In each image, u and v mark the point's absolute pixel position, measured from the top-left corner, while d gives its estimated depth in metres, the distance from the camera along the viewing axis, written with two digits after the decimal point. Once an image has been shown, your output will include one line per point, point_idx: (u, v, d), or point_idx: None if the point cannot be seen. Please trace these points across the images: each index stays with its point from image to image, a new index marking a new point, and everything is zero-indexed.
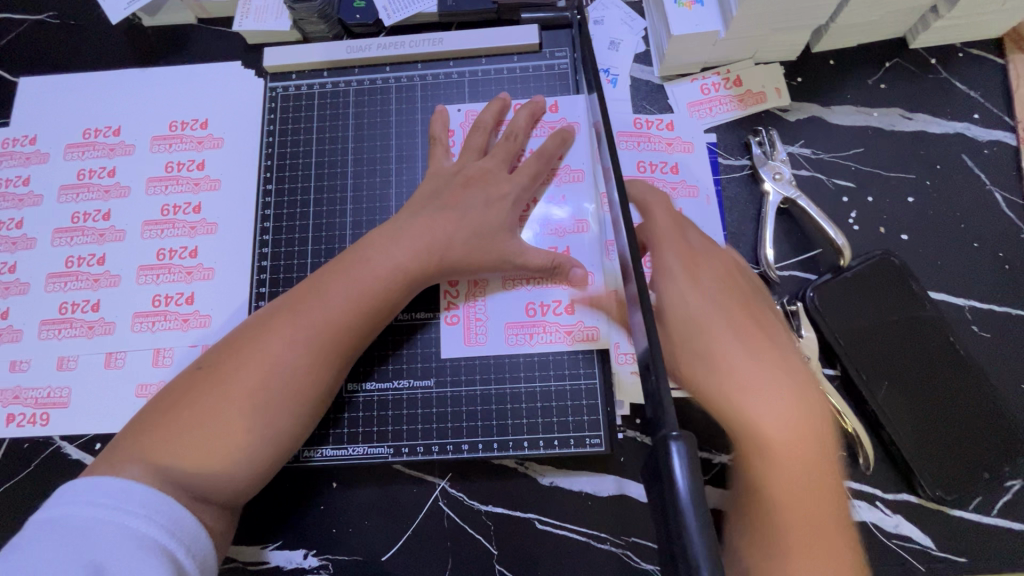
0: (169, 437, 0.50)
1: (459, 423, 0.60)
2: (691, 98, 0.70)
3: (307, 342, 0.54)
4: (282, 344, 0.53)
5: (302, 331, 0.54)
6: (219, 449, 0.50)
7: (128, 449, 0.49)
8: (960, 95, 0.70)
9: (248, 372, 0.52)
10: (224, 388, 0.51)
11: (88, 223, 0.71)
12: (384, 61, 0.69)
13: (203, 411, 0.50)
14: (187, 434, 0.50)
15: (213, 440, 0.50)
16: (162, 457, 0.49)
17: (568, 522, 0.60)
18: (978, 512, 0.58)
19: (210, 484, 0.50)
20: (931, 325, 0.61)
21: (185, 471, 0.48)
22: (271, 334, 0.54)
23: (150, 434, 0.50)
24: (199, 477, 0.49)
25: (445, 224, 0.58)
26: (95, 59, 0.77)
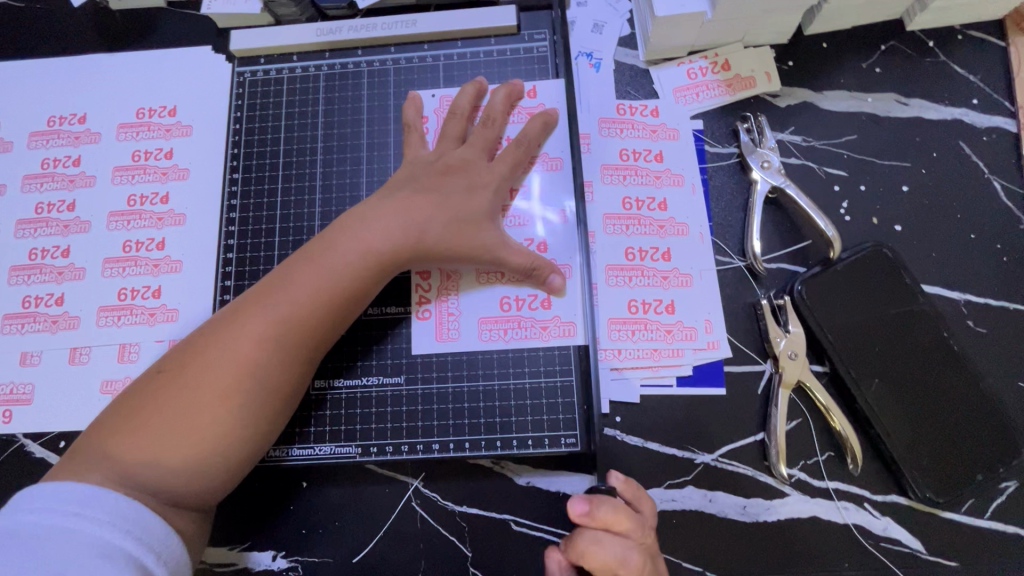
0: (135, 444, 0.47)
1: (431, 421, 0.57)
2: (677, 83, 0.68)
3: (276, 339, 0.51)
4: (251, 344, 0.50)
5: (270, 328, 0.51)
6: (189, 456, 0.48)
7: (94, 457, 0.47)
8: (959, 79, 0.67)
9: (216, 374, 0.49)
10: (192, 391, 0.49)
11: (52, 214, 0.68)
12: (356, 44, 0.66)
13: (171, 416, 0.48)
14: (154, 442, 0.48)
15: (183, 446, 0.48)
16: (131, 466, 0.47)
17: (544, 523, 0.58)
18: (970, 514, 0.56)
19: (183, 489, 0.48)
20: (924, 320, 0.58)
21: (158, 480, 0.47)
22: (236, 331, 0.51)
23: (117, 442, 0.48)
24: (171, 485, 0.48)
25: (425, 204, 0.55)
26: (61, 44, 0.74)
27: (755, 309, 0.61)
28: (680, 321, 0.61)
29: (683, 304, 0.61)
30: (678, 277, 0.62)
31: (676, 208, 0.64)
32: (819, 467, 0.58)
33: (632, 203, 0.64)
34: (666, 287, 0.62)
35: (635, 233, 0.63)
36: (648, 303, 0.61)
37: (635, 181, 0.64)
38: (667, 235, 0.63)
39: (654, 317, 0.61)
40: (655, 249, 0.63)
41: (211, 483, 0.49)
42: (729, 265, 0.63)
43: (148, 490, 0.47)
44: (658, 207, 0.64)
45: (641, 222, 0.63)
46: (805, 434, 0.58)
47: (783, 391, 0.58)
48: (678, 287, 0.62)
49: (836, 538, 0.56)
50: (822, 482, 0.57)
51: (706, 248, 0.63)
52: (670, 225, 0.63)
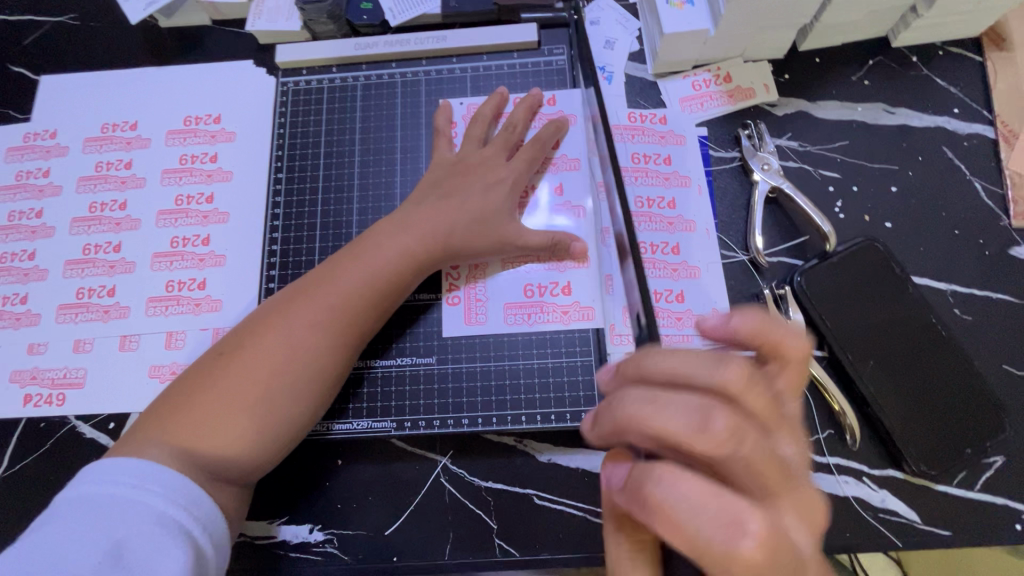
0: (191, 421, 0.51)
1: (460, 398, 0.62)
2: (684, 93, 0.74)
3: (324, 327, 0.56)
4: (300, 328, 0.55)
5: (320, 317, 0.56)
6: (244, 430, 0.52)
7: (151, 433, 0.51)
8: (941, 90, 0.73)
9: (268, 355, 0.54)
10: (246, 372, 0.54)
11: (105, 213, 0.74)
12: (390, 58, 0.72)
13: (225, 395, 0.53)
14: (209, 419, 0.52)
15: (237, 422, 0.52)
16: (187, 441, 0.51)
17: (565, 497, 0.62)
18: (962, 487, 0.60)
19: (234, 462, 0.52)
20: (915, 305, 0.63)
21: (212, 453, 0.51)
22: (288, 320, 0.56)
23: (173, 421, 0.52)
24: (223, 459, 0.51)
25: (447, 214, 0.61)
26: (114, 58, 0.80)
27: (758, 299, 0.66)
28: (689, 309, 0.66)
29: (692, 294, 0.66)
30: (686, 269, 0.67)
31: (683, 206, 0.69)
32: (819, 444, 0.62)
33: (644, 201, 0.69)
34: (676, 278, 0.67)
35: (647, 229, 0.68)
36: (659, 293, 0.66)
37: (645, 182, 0.70)
38: (676, 231, 0.68)
39: (665, 306, 0.66)
40: (666, 243, 0.68)
41: (258, 459, 0.54)
42: (734, 258, 0.68)
43: (202, 463, 0.50)
44: (667, 205, 0.69)
45: (652, 219, 0.69)
46: (806, 414, 0.63)
47: None
48: (686, 279, 0.67)
49: (837, 511, 0.61)
50: (823, 458, 0.62)
51: (711, 243, 0.68)
52: (679, 222, 0.69)
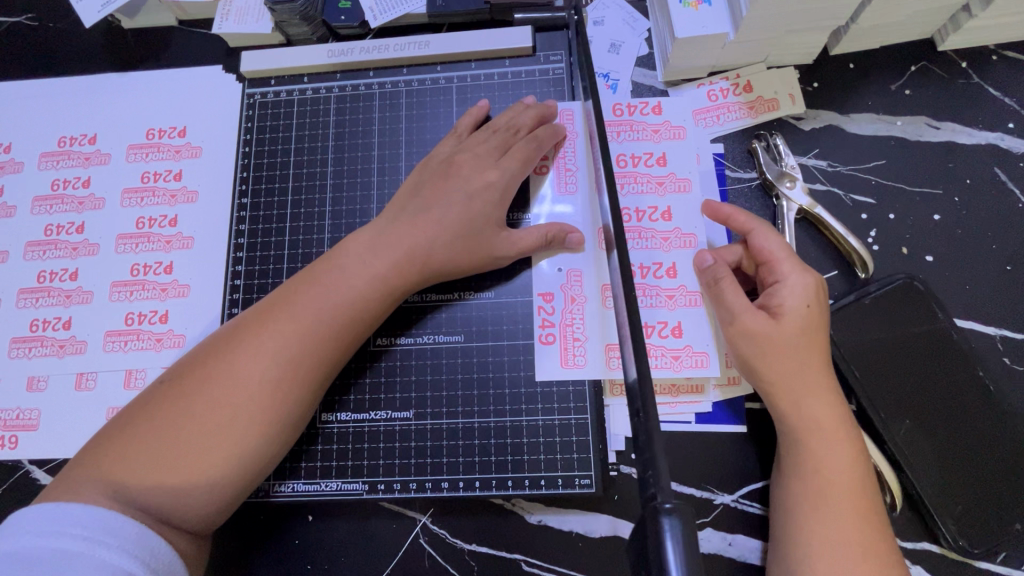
0: (130, 452, 0.46)
1: (440, 459, 0.55)
2: (698, 105, 0.65)
3: (278, 354, 0.49)
4: (272, 344, 0.49)
5: (269, 343, 0.49)
6: (202, 467, 0.46)
7: (87, 468, 0.46)
8: (993, 102, 0.64)
9: (234, 377, 0.48)
10: (206, 397, 0.47)
11: (62, 236, 0.68)
12: (367, 65, 0.65)
13: (181, 425, 0.47)
14: (163, 455, 0.46)
15: (180, 459, 0.46)
16: (124, 476, 0.45)
17: (557, 564, 0.56)
18: (1006, 564, 0.53)
19: (184, 504, 0.46)
20: (959, 357, 0.56)
21: (158, 495, 0.45)
22: (263, 335, 0.50)
23: (119, 454, 0.46)
24: (172, 500, 0.45)
25: (424, 228, 0.54)
26: (72, 64, 0.73)
27: None
28: (688, 346, 0.58)
29: (691, 325, 0.58)
30: (685, 296, 0.59)
31: (680, 216, 0.61)
32: None
33: (632, 214, 0.62)
34: (672, 308, 0.59)
35: (636, 248, 0.61)
36: (652, 325, 0.59)
37: (633, 190, 0.62)
38: (671, 249, 0.61)
39: (658, 341, 0.58)
40: (659, 264, 0.60)
41: (200, 503, 0.47)
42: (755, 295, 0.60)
43: (134, 504, 0.44)
44: (661, 217, 0.61)
45: (643, 235, 0.61)
46: None
47: None
48: (685, 307, 0.59)
49: None
50: None
51: None
52: (674, 236, 0.61)
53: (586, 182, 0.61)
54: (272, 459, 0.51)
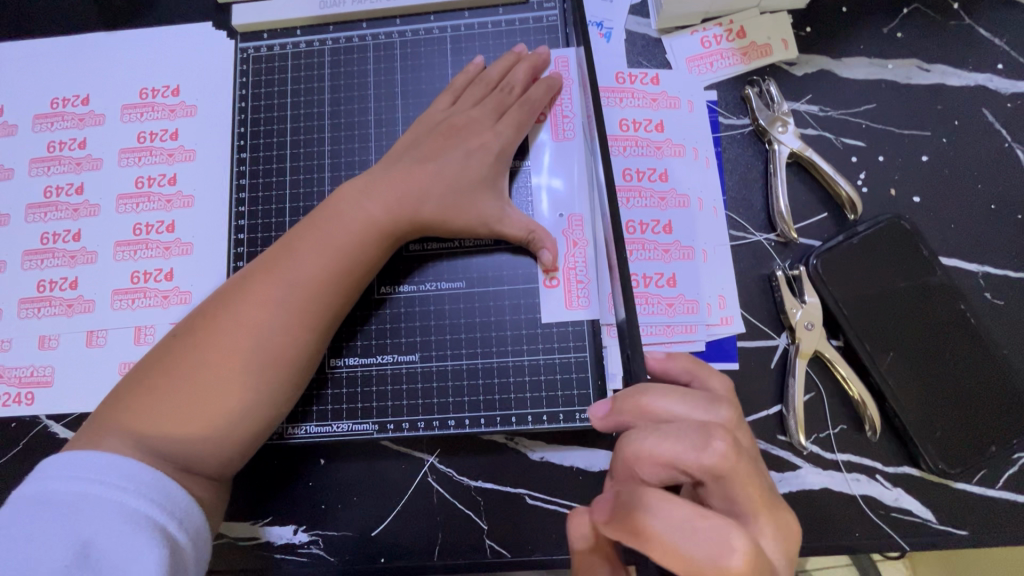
0: (150, 405, 0.48)
1: (445, 399, 0.58)
2: (691, 52, 0.66)
3: (284, 302, 0.51)
4: (278, 292, 0.51)
5: (275, 291, 0.51)
6: (217, 412, 0.48)
7: (109, 422, 0.48)
8: (983, 43, 0.64)
9: (242, 326, 0.50)
10: (217, 345, 0.49)
11: (61, 198, 0.68)
12: (361, 17, 0.65)
13: (193, 373, 0.49)
14: (179, 404, 0.48)
15: (197, 408, 0.48)
16: (146, 429, 0.47)
17: (559, 497, 0.59)
18: (982, 485, 0.56)
19: (203, 449, 0.48)
20: (941, 291, 0.58)
21: (177, 440, 0.47)
22: (268, 284, 0.51)
23: (136, 405, 0.48)
24: (192, 445, 0.48)
25: (421, 177, 0.55)
26: (59, 23, 0.72)
27: (770, 281, 0.61)
28: (681, 294, 0.60)
29: (685, 277, 0.61)
30: (679, 250, 0.61)
31: (677, 178, 0.63)
32: (830, 440, 0.58)
33: (633, 174, 0.63)
34: (667, 261, 0.61)
35: (636, 206, 0.62)
36: (649, 277, 0.61)
37: (634, 152, 0.63)
38: (668, 207, 0.62)
39: (655, 291, 0.61)
40: (656, 221, 0.62)
41: (223, 446, 0.49)
42: (746, 240, 0.62)
43: (156, 452, 0.46)
44: (659, 177, 0.63)
45: (642, 194, 0.62)
46: (818, 407, 0.58)
47: (800, 361, 0.58)
48: (680, 260, 0.61)
49: (845, 510, 0.57)
50: (832, 454, 0.57)
51: (721, 224, 0.62)
52: (671, 197, 0.62)
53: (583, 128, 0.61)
54: (286, 404, 0.53)
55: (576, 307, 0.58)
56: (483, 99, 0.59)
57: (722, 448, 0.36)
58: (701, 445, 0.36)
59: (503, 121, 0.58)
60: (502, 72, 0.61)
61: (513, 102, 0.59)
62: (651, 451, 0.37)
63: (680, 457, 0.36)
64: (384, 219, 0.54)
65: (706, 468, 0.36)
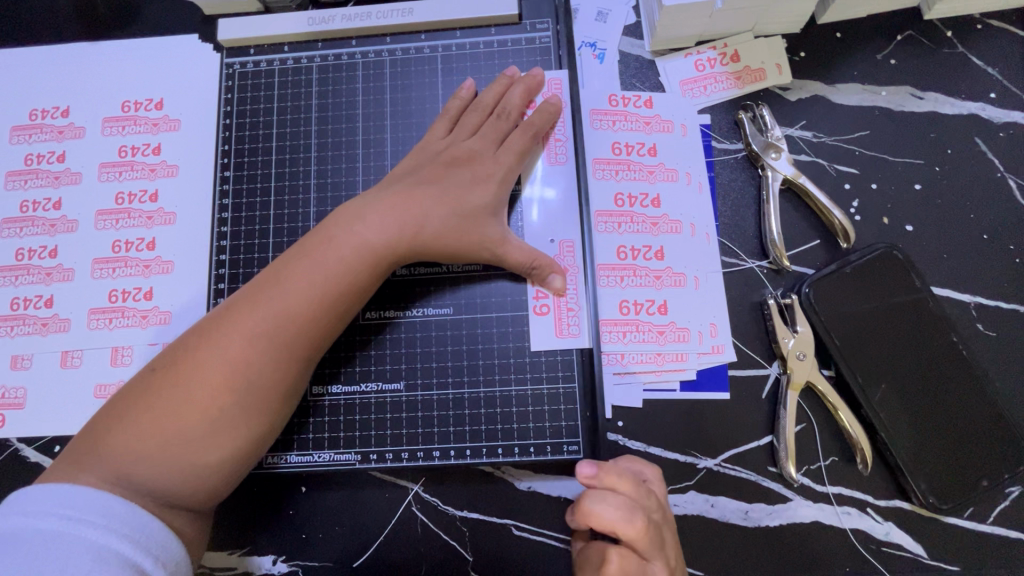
0: (131, 440, 0.46)
1: (431, 429, 0.56)
2: (685, 75, 0.65)
3: (272, 334, 0.49)
4: (267, 323, 0.49)
5: (263, 322, 0.49)
6: (199, 448, 0.47)
7: (90, 456, 0.46)
8: (976, 71, 0.64)
9: (227, 359, 0.48)
10: (200, 379, 0.48)
11: (38, 213, 0.66)
12: (350, 34, 0.63)
13: (175, 408, 0.47)
14: (160, 439, 0.46)
15: (179, 445, 0.46)
16: (126, 464, 0.45)
17: (546, 529, 0.58)
18: (973, 519, 0.56)
19: (185, 485, 0.47)
20: (934, 324, 0.57)
21: (158, 477, 0.46)
22: (256, 314, 0.49)
23: (116, 439, 0.46)
24: (173, 481, 0.46)
25: (407, 201, 0.54)
26: (39, 33, 0.70)
27: (762, 309, 0.60)
28: (673, 322, 0.59)
29: (677, 304, 0.60)
30: (671, 277, 0.60)
31: (669, 203, 0.62)
32: (821, 473, 0.57)
33: (625, 199, 0.62)
34: (658, 287, 0.60)
35: (628, 231, 0.61)
36: (640, 304, 0.60)
37: (627, 176, 0.63)
38: (660, 233, 0.61)
39: (646, 318, 0.60)
40: (648, 247, 0.61)
41: (205, 483, 0.48)
42: (739, 267, 0.61)
43: (137, 489, 0.45)
44: (651, 203, 0.62)
45: (634, 219, 0.62)
46: (810, 439, 0.58)
47: (792, 392, 0.57)
48: (671, 287, 0.60)
49: (836, 544, 0.56)
50: (823, 487, 0.57)
51: (713, 250, 0.61)
52: (663, 222, 0.61)
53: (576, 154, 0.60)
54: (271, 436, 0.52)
55: (564, 335, 0.57)
56: (481, 125, 0.58)
57: (639, 525, 0.44)
58: (626, 519, 0.45)
59: (502, 150, 0.57)
60: (496, 97, 0.60)
61: (512, 129, 0.58)
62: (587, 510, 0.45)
63: (614, 528, 0.44)
64: (374, 245, 0.53)
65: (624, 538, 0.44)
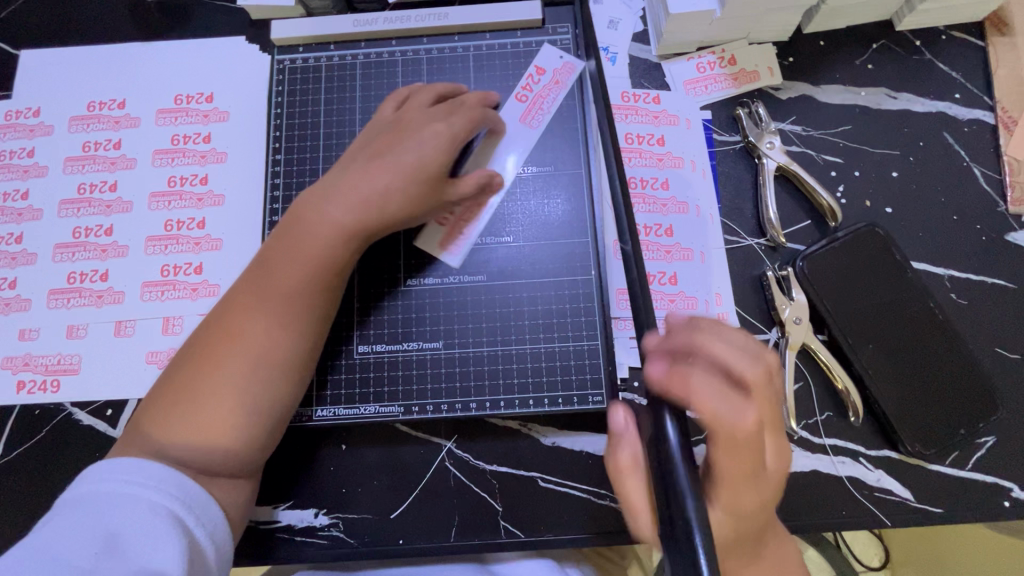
0: (164, 419, 0.51)
1: (467, 382, 0.62)
2: (688, 76, 0.73)
3: (277, 310, 0.54)
4: (268, 302, 0.55)
5: (265, 301, 0.55)
6: (227, 418, 0.52)
7: (133, 438, 0.52)
8: (942, 75, 0.73)
9: (240, 336, 0.53)
10: (216, 357, 0.53)
11: (95, 194, 0.71)
12: (390, 35, 0.71)
13: (198, 385, 0.52)
14: (188, 413, 0.51)
15: (205, 417, 0.51)
16: (167, 441, 0.50)
17: (570, 480, 0.63)
18: (954, 466, 0.62)
19: (215, 455, 0.51)
20: (913, 290, 0.64)
21: (188, 449, 0.50)
22: (257, 295, 0.55)
23: (151, 420, 0.52)
24: (203, 451, 0.51)
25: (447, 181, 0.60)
26: (97, 32, 0.77)
27: (761, 281, 0.67)
28: (682, 292, 0.66)
29: (685, 276, 0.66)
30: (680, 252, 0.67)
31: (677, 187, 0.69)
32: (818, 426, 0.63)
33: (637, 182, 0.69)
34: (669, 261, 0.67)
35: (641, 211, 0.68)
36: (653, 275, 0.67)
37: (638, 163, 0.70)
38: (669, 213, 0.68)
39: (658, 288, 0.66)
40: (659, 225, 0.68)
41: (235, 451, 0.52)
42: (739, 244, 0.68)
43: (177, 460, 0.50)
44: (661, 186, 0.69)
45: (645, 200, 0.69)
46: (807, 396, 0.64)
47: (790, 352, 0.64)
48: (680, 261, 0.67)
49: (833, 491, 0.62)
50: (819, 439, 0.63)
51: (716, 229, 0.68)
52: (672, 204, 0.69)
53: (549, 125, 0.68)
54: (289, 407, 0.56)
55: (587, 298, 0.63)
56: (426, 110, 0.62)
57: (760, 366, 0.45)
58: (747, 354, 0.45)
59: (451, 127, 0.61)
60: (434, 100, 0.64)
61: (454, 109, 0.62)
62: (706, 344, 0.46)
63: (730, 360, 0.45)
64: (383, 199, 0.58)
65: (746, 375, 0.45)
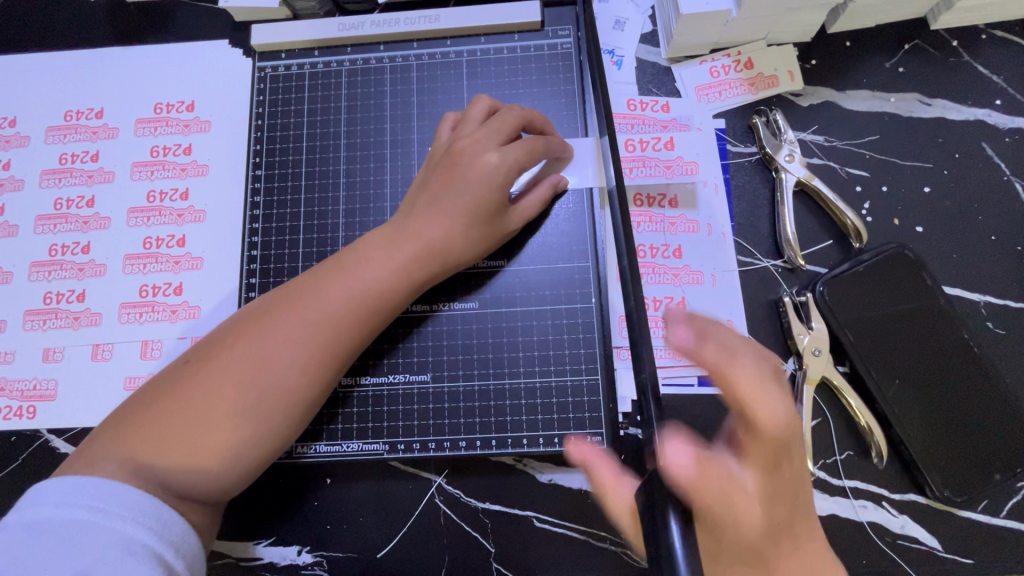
0: (148, 433, 0.46)
1: (457, 419, 0.58)
2: (700, 81, 0.67)
3: (305, 337, 0.51)
4: (293, 326, 0.51)
5: (294, 325, 0.51)
6: (220, 445, 0.47)
7: (105, 447, 0.46)
8: (981, 79, 0.66)
9: (258, 357, 0.50)
10: (225, 376, 0.49)
11: (71, 210, 0.68)
12: (378, 39, 0.66)
13: (197, 403, 0.48)
14: (178, 433, 0.46)
15: (200, 442, 0.47)
16: (151, 456, 0.45)
17: (568, 521, 0.59)
18: (987, 513, 0.57)
19: (198, 482, 0.47)
20: (946, 322, 0.59)
21: (170, 473, 0.45)
22: (287, 317, 0.51)
23: (130, 430, 0.47)
24: (186, 478, 0.46)
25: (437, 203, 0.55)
26: (74, 37, 0.73)
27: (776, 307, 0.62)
28: None
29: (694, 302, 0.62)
30: (689, 274, 0.62)
31: (685, 203, 0.64)
32: (837, 467, 0.58)
33: (643, 199, 0.64)
34: (677, 285, 0.62)
35: (647, 230, 0.64)
36: (659, 300, 0.62)
37: (642, 174, 0.65)
38: (677, 232, 0.63)
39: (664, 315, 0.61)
40: (666, 245, 0.63)
41: (219, 480, 0.48)
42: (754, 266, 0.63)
43: (154, 479, 0.45)
44: (669, 203, 0.64)
45: (652, 218, 0.64)
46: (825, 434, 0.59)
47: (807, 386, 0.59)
48: (688, 284, 0.62)
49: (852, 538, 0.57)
50: (838, 480, 0.58)
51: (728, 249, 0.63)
52: (681, 222, 0.64)
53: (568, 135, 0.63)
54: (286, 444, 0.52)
55: (585, 329, 0.59)
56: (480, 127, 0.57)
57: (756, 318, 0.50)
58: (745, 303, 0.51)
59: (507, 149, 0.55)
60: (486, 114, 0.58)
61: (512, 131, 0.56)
62: None
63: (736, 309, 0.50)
64: (445, 245, 0.55)
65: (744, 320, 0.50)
